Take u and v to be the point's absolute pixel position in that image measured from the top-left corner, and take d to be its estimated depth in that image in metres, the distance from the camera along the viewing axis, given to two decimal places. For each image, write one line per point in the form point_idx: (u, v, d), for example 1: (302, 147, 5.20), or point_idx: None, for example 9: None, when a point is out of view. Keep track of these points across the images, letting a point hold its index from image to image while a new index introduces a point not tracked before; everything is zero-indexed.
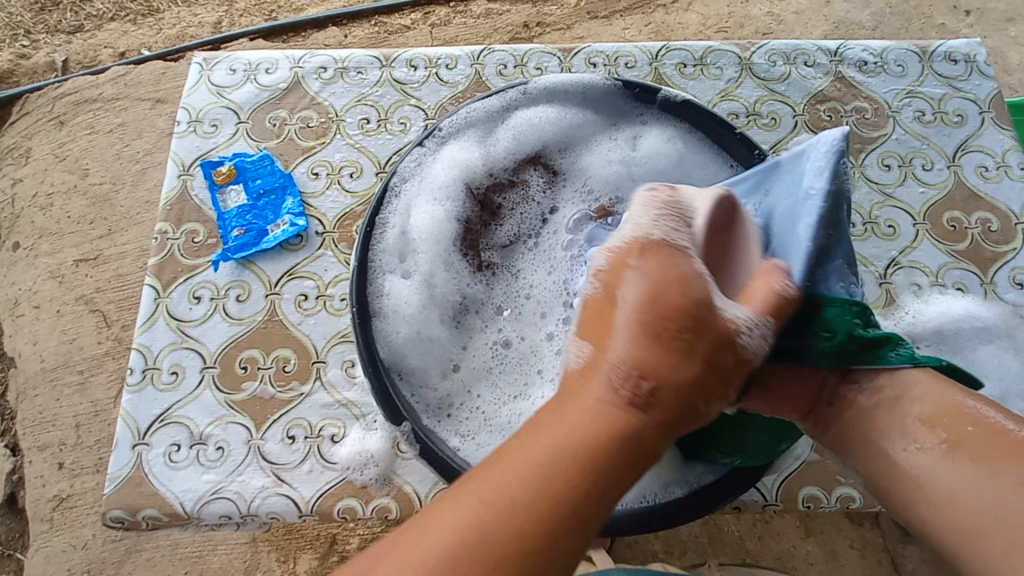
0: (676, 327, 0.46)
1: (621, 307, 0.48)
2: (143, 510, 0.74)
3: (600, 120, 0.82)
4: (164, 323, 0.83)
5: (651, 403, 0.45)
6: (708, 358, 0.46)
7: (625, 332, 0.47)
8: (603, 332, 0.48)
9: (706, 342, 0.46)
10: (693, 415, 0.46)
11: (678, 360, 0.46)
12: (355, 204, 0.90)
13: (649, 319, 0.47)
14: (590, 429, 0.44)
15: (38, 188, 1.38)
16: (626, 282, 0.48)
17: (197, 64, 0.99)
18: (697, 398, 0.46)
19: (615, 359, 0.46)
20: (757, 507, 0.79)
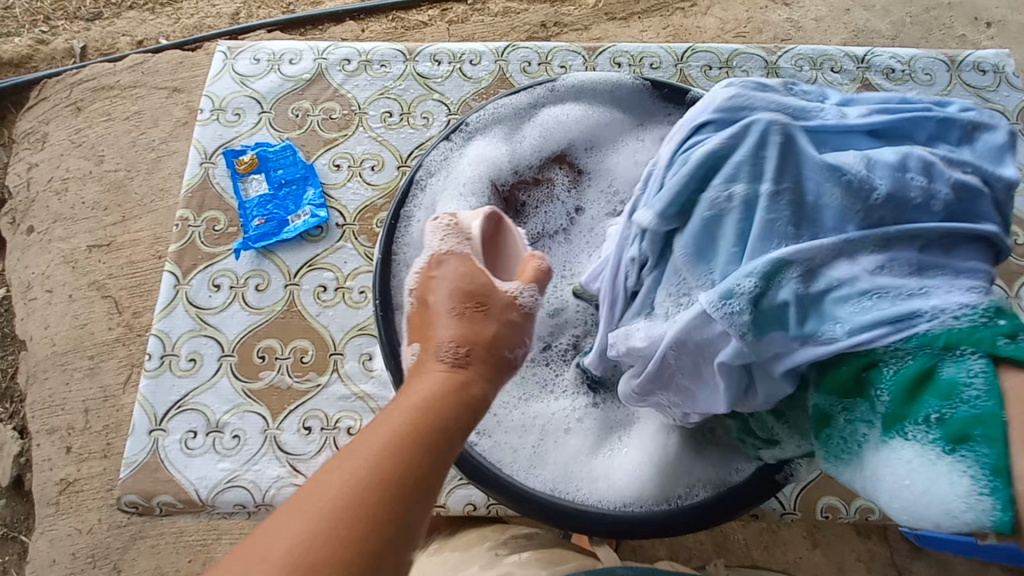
0: (475, 304, 0.52)
1: (440, 303, 0.52)
2: (158, 495, 0.74)
3: (627, 119, 0.82)
4: (184, 310, 0.83)
5: (467, 367, 0.48)
6: (501, 320, 0.52)
7: (449, 317, 0.51)
8: (423, 321, 0.53)
9: (493, 322, 0.52)
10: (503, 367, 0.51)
11: (478, 326, 0.51)
12: (376, 197, 0.89)
13: (452, 306, 0.52)
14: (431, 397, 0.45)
15: (53, 173, 1.39)
16: (434, 287, 0.53)
17: (221, 53, 0.99)
18: (503, 354, 0.51)
19: (436, 340, 0.50)
20: (774, 514, 0.79)
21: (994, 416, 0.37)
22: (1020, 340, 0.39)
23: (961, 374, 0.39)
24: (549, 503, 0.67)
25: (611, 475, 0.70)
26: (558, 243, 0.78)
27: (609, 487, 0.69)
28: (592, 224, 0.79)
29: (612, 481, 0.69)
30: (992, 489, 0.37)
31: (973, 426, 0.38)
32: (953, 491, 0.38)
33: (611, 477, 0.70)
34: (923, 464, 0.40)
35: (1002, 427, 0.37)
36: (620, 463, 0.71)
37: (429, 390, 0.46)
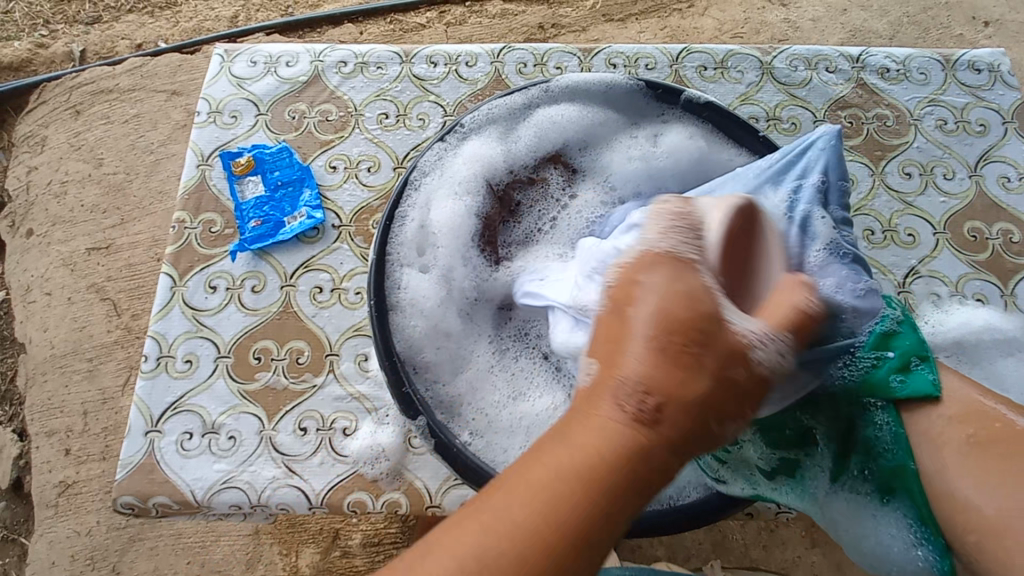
0: (682, 341, 0.42)
1: (637, 322, 0.44)
2: (154, 497, 0.74)
3: (621, 119, 0.82)
4: (180, 311, 0.83)
5: (655, 421, 0.41)
6: (717, 373, 0.42)
7: (641, 344, 0.43)
8: (611, 347, 0.44)
9: (716, 355, 0.43)
10: (706, 437, 0.42)
11: (686, 375, 0.42)
12: (372, 198, 0.90)
13: (653, 334, 0.43)
14: (604, 454, 0.40)
15: (52, 176, 1.39)
16: (637, 298, 0.45)
17: (218, 56, 0.99)
18: (711, 421, 0.42)
19: (623, 373, 0.42)
20: (770, 513, 0.78)
21: (905, 463, 0.58)
22: (910, 375, 0.60)
23: (879, 419, 0.60)
24: None
25: None
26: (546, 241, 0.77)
27: None
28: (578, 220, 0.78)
29: None
30: (925, 538, 0.57)
31: (897, 469, 0.59)
32: (900, 538, 0.58)
33: None
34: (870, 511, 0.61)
35: (912, 470, 0.58)
36: None
37: (592, 443, 0.40)
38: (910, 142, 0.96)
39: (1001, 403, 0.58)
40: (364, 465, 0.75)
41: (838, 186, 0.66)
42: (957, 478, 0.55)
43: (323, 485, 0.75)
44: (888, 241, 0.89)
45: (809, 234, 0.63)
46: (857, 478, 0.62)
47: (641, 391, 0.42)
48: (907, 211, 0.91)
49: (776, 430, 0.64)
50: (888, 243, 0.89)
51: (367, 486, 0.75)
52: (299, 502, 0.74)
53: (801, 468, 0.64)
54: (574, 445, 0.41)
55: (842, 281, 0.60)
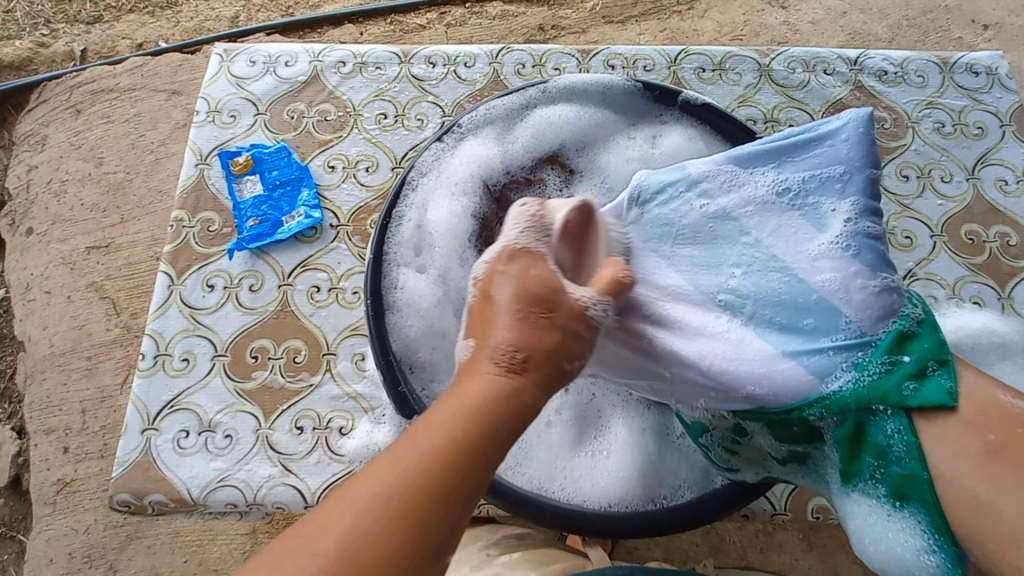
0: (540, 309, 0.50)
1: (502, 302, 0.51)
2: (150, 494, 0.74)
3: (619, 120, 0.82)
4: (177, 310, 0.83)
5: (526, 370, 0.47)
6: (566, 327, 0.50)
7: (508, 317, 0.49)
8: (483, 322, 0.50)
9: (561, 317, 0.50)
10: (561, 377, 0.49)
11: (547, 336, 0.48)
12: (370, 198, 0.90)
13: (516, 310, 0.49)
14: (485, 401, 0.44)
15: (52, 175, 1.40)
16: (497, 284, 0.52)
17: (218, 55, 1.00)
18: (563, 365, 0.49)
19: (494, 343, 0.48)
20: (766, 515, 0.78)
21: (916, 471, 0.49)
22: (924, 383, 0.50)
23: (888, 427, 0.51)
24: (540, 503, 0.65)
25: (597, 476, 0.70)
26: None
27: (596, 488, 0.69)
28: None
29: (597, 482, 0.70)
30: (938, 547, 0.48)
31: (908, 475, 0.49)
32: (904, 542, 0.50)
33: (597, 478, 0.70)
34: (880, 519, 0.51)
35: (925, 479, 0.49)
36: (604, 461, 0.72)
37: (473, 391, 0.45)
38: (908, 144, 0.96)
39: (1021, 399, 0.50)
40: (360, 464, 0.76)
41: (863, 175, 0.60)
42: (948, 459, 0.48)
43: (319, 484, 0.75)
44: (886, 243, 0.90)
45: (821, 223, 0.59)
46: (856, 481, 0.57)
47: (512, 351, 0.47)
48: (904, 213, 0.91)
49: (781, 429, 0.57)
50: (886, 245, 0.89)
51: None
52: (295, 501, 0.74)
53: (812, 459, 0.59)
54: (460, 396, 0.45)
55: (848, 278, 0.55)
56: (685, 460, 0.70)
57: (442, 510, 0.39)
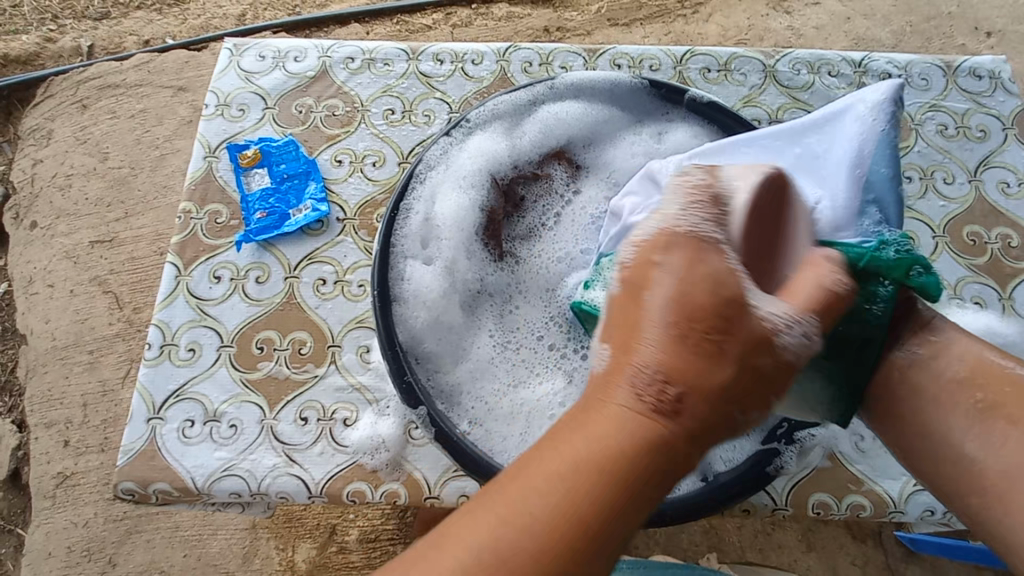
0: (704, 329, 0.44)
1: (655, 308, 0.46)
2: (154, 483, 0.75)
3: (626, 116, 0.83)
4: (184, 301, 0.83)
5: (677, 413, 0.43)
6: (742, 360, 0.45)
7: (659, 335, 0.45)
8: (627, 334, 0.47)
9: (738, 343, 0.45)
10: (728, 422, 0.45)
11: (705, 364, 0.44)
12: (376, 192, 0.90)
13: (673, 322, 0.45)
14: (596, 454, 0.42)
15: (58, 169, 1.40)
16: (653, 282, 0.47)
17: (227, 50, 1.00)
18: (731, 408, 0.45)
19: (640, 362, 0.45)
20: (766, 510, 0.76)
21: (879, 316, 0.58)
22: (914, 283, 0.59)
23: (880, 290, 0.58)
24: None
25: None
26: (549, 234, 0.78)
27: None
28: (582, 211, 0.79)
29: None
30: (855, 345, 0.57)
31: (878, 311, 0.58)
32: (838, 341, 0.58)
33: None
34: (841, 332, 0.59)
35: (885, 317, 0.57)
36: None
37: (605, 438, 0.42)
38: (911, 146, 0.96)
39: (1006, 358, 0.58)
40: (364, 455, 0.76)
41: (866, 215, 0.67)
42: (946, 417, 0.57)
43: (323, 475, 0.75)
44: None
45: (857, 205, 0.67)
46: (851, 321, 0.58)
47: (661, 380, 0.44)
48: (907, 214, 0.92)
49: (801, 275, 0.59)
50: None
51: (366, 476, 0.75)
52: (298, 491, 0.75)
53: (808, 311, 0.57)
54: (591, 435, 0.43)
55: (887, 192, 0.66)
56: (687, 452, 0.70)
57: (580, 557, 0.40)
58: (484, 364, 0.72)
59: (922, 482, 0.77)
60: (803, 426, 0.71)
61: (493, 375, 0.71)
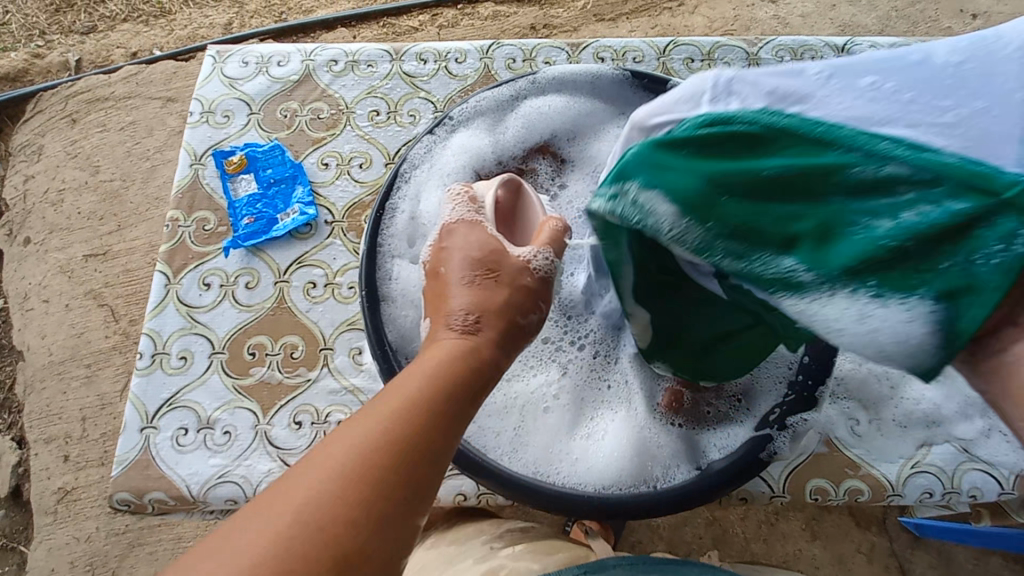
0: (485, 272, 0.52)
1: (452, 274, 0.52)
2: (150, 493, 0.74)
3: (609, 109, 0.83)
4: (174, 309, 0.83)
5: (478, 332, 0.48)
6: (513, 283, 0.51)
7: (459, 286, 0.51)
8: (436, 296, 0.51)
9: (506, 277, 0.52)
10: (516, 331, 0.50)
11: (490, 292, 0.50)
12: (364, 193, 0.90)
13: (464, 274, 0.51)
14: (443, 369, 0.44)
15: (49, 184, 1.40)
16: (446, 254, 0.54)
17: (211, 57, 1.00)
18: (514, 318, 0.50)
19: (450, 309, 0.49)
20: (764, 498, 0.76)
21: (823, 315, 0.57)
22: None
23: None
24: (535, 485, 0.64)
25: (592, 456, 0.69)
26: None
27: (592, 469, 0.68)
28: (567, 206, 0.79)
29: (593, 463, 0.68)
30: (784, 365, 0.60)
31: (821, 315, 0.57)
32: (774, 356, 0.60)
33: (592, 458, 0.69)
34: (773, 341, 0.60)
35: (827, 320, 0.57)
36: (600, 442, 0.71)
37: (439, 352, 0.45)
38: None
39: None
40: None
41: None
42: None
43: None
44: None
45: None
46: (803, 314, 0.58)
47: (469, 314, 0.48)
48: None
49: None
50: None
51: None
52: None
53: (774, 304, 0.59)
54: (420, 368, 0.44)
55: None
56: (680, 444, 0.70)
57: (408, 470, 0.38)
58: None
59: (919, 464, 0.77)
60: (796, 410, 0.70)
61: None
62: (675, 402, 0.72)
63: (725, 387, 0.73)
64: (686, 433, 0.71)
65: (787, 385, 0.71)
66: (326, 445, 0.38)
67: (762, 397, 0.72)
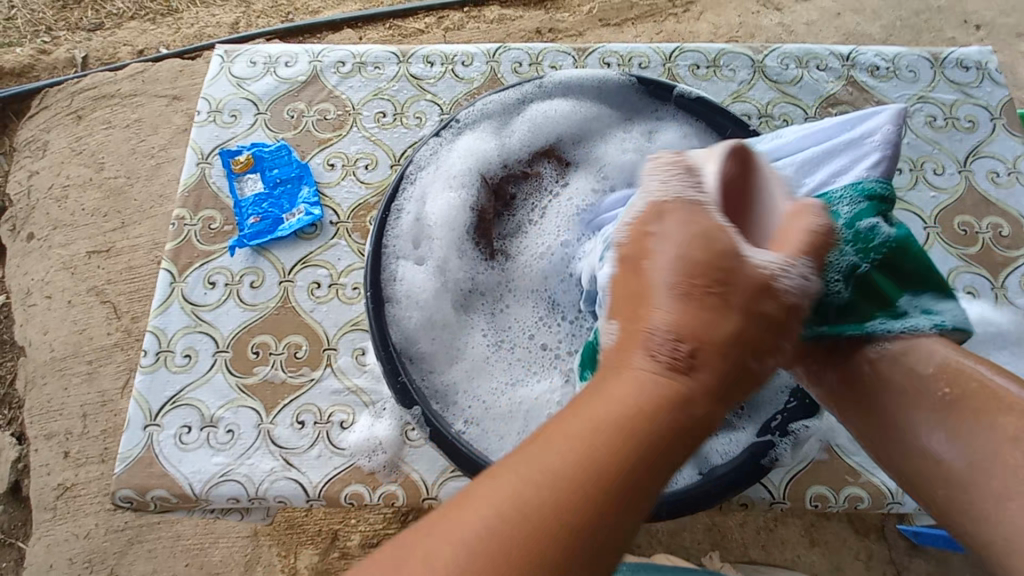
0: (706, 283, 0.42)
1: (660, 271, 0.44)
2: (153, 490, 0.75)
3: (615, 114, 0.83)
4: (179, 307, 0.84)
5: (692, 368, 0.41)
6: (744, 308, 0.42)
7: (669, 296, 0.43)
8: (634, 302, 0.45)
9: (739, 293, 0.42)
10: (744, 373, 0.43)
11: (713, 317, 0.42)
12: (370, 195, 0.91)
13: (677, 280, 0.43)
14: (625, 407, 0.39)
15: (53, 180, 1.40)
16: (653, 251, 0.45)
17: (218, 56, 1.01)
18: (748, 362, 0.42)
19: (651, 325, 0.43)
20: (765, 504, 0.76)
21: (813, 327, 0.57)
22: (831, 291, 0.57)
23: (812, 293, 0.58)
24: None
25: None
26: (538, 229, 0.78)
27: None
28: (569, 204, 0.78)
29: None
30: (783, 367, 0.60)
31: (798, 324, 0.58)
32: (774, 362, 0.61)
33: None
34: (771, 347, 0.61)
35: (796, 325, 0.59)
36: None
37: (628, 388, 0.40)
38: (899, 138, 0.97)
39: (999, 374, 0.53)
40: (361, 457, 0.76)
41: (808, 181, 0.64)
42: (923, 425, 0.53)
43: (320, 478, 0.75)
44: None
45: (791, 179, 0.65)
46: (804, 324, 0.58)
47: (672, 339, 0.42)
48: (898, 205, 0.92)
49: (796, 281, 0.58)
50: None
51: (364, 478, 0.75)
52: (296, 494, 0.75)
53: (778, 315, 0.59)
54: (614, 397, 0.40)
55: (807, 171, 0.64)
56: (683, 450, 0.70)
57: (587, 530, 0.35)
58: (477, 363, 0.72)
59: None
60: (796, 417, 0.70)
61: (486, 374, 0.72)
62: None
63: None
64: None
65: (788, 393, 0.72)
66: (485, 490, 0.36)
67: (765, 405, 0.72)
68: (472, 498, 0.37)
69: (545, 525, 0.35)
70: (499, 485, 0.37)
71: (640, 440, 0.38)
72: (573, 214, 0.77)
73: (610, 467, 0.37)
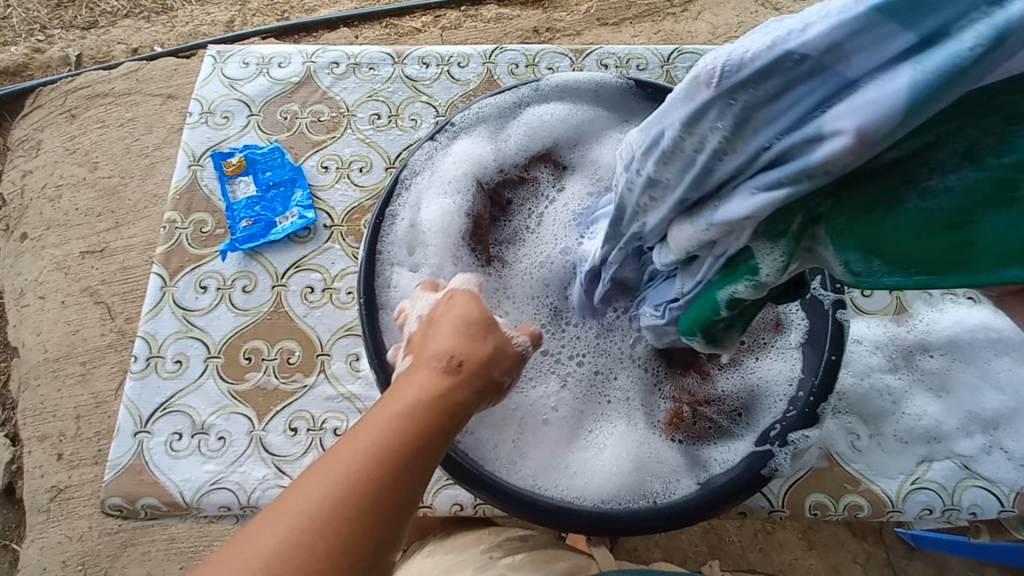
0: (478, 330, 0.50)
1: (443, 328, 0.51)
2: (143, 498, 0.74)
3: (612, 117, 0.82)
4: (170, 312, 0.82)
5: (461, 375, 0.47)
6: (498, 344, 0.50)
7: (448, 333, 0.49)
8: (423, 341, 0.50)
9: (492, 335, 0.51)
10: (490, 385, 0.49)
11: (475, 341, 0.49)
12: (364, 198, 0.89)
13: (459, 328, 0.50)
14: (415, 404, 0.44)
15: (47, 180, 1.39)
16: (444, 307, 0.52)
17: (211, 57, 0.99)
18: (495, 375, 0.49)
19: (434, 350, 0.48)
20: (763, 512, 0.75)
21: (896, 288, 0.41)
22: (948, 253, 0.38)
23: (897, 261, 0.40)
24: (529, 499, 0.63)
25: (591, 471, 0.68)
26: (535, 236, 0.77)
27: (589, 484, 0.67)
28: (564, 209, 0.77)
29: (591, 478, 0.67)
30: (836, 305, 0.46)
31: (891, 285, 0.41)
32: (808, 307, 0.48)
33: (591, 473, 0.68)
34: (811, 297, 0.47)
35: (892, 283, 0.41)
36: (598, 456, 0.69)
37: (411, 393, 0.45)
38: None
39: None
40: None
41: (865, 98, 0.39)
42: None
43: None
44: None
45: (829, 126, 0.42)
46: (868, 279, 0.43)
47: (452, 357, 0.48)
48: None
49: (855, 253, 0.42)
50: None
51: None
52: None
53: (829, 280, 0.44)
54: (407, 393, 0.45)
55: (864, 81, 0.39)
56: (679, 460, 0.69)
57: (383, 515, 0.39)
58: None
59: (919, 480, 0.76)
60: (797, 426, 0.69)
61: None
62: (676, 418, 0.72)
63: (725, 401, 0.73)
64: (687, 448, 0.70)
65: (788, 402, 0.70)
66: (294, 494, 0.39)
67: (763, 413, 0.71)
68: (284, 504, 0.38)
69: (386, 477, 0.40)
70: (306, 489, 0.39)
71: (419, 436, 0.43)
72: (568, 219, 0.76)
73: (401, 457, 0.41)
